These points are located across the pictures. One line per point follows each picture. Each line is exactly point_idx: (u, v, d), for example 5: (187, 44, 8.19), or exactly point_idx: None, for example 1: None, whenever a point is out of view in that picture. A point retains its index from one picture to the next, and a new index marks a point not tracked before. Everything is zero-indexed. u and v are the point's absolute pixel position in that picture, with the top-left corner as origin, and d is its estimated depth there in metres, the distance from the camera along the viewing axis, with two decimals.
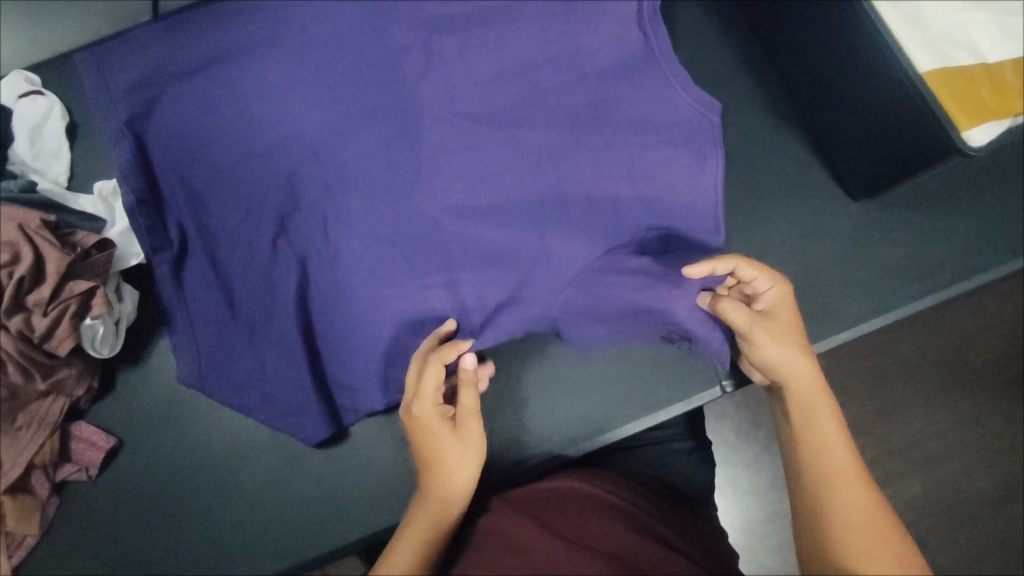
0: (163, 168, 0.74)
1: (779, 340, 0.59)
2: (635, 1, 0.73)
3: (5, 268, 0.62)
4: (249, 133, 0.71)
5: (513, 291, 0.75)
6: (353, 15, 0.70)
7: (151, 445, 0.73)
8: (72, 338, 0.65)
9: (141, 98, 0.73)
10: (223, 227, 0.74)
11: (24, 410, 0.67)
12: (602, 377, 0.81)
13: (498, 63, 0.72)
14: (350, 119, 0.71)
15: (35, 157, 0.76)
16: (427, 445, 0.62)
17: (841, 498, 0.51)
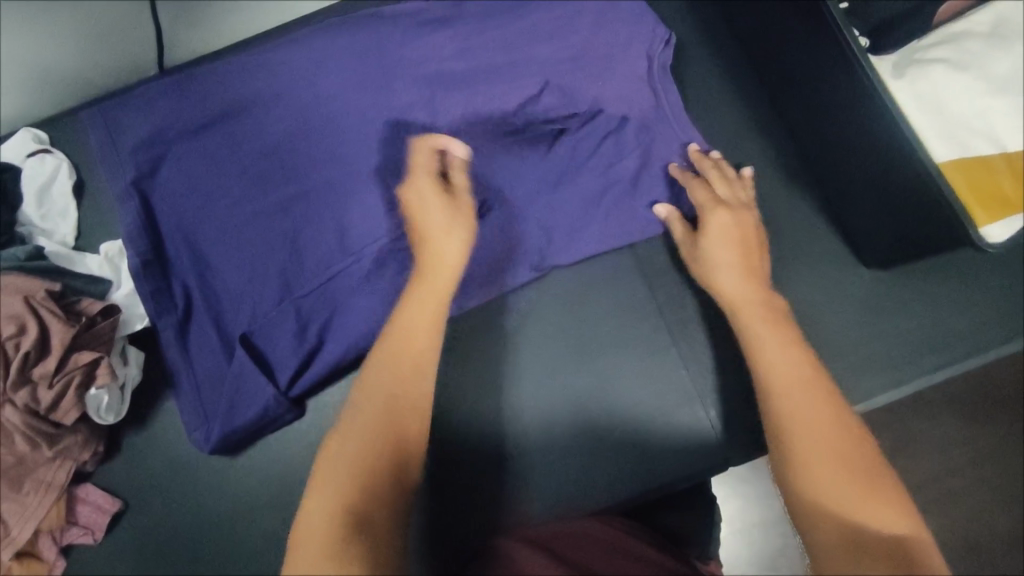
0: (168, 228, 0.73)
1: (720, 243, 0.65)
2: (642, 61, 0.74)
3: (11, 339, 0.63)
4: (256, 191, 0.72)
5: (514, 350, 0.73)
6: (359, 73, 0.72)
7: (156, 509, 0.73)
8: (76, 409, 0.65)
9: (146, 158, 0.73)
10: (226, 287, 0.72)
11: (31, 476, 0.67)
12: (616, 444, 0.70)
13: (501, 125, 0.73)
14: (355, 176, 0.70)
15: (43, 217, 0.75)
16: (416, 220, 0.61)
17: (792, 394, 0.52)
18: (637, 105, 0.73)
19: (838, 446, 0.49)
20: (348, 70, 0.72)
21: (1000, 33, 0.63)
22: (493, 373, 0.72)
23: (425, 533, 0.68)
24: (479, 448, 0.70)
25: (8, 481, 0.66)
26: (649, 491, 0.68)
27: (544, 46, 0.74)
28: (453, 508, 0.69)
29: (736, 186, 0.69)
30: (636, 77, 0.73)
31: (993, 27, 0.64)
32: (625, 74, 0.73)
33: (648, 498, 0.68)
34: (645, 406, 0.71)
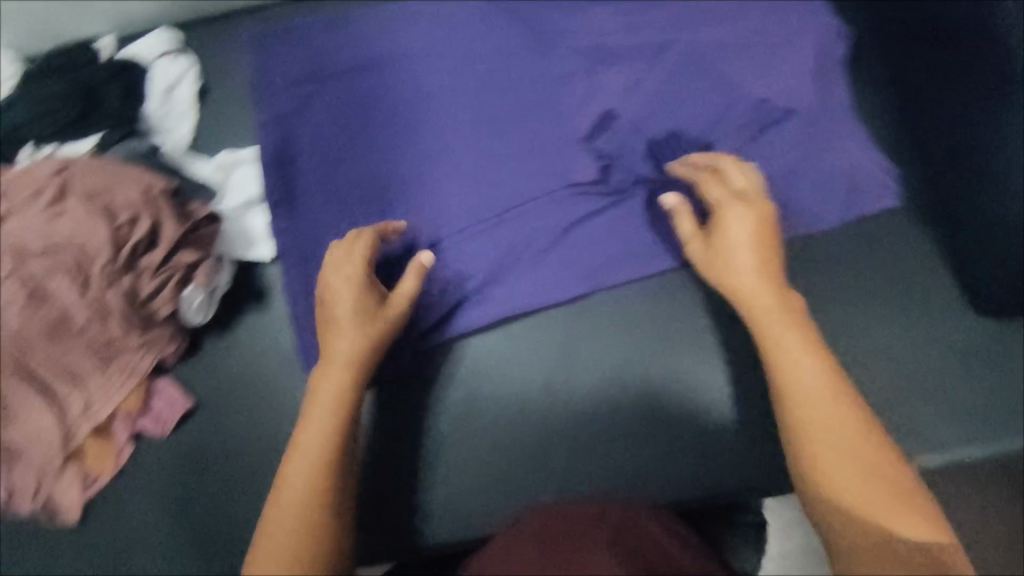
0: (316, 141, 0.77)
1: (739, 240, 0.60)
2: (810, 55, 0.75)
3: (124, 227, 0.65)
4: (416, 117, 0.77)
5: (614, 319, 0.72)
6: (525, 37, 0.78)
7: (223, 415, 0.75)
8: (171, 304, 0.68)
9: (310, 77, 0.79)
10: (361, 204, 0.75)
11: (116, 360, 0.69)
12: (677, 437, 0.68)
13: (655, 101, 0.75)
14: (509, 119, 0.76)
15: (164, 115, 0.77)
16: (331, 312, 0.63)
17: (817, 412, 0.51)
18: (804, 100, 0.74)
19: (868, 462, 0.49)
20: (515, 37, 0.78)
21: None
22: (569, 346, 0.72)
23: (473, 483, 0.70)
24: (541, 419, 0.71)
25: (98, 358, 0.68)
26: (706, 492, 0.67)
27: (709, 30, 0.76)
28: (508, 467, 0.70)
29: (748, 177, 0.64)
30: (804, 70, 0.74)
31: None
32: (792, 67, 0.75)
33: (698, 495, 0.68)
34: (716, 407, 0.69)
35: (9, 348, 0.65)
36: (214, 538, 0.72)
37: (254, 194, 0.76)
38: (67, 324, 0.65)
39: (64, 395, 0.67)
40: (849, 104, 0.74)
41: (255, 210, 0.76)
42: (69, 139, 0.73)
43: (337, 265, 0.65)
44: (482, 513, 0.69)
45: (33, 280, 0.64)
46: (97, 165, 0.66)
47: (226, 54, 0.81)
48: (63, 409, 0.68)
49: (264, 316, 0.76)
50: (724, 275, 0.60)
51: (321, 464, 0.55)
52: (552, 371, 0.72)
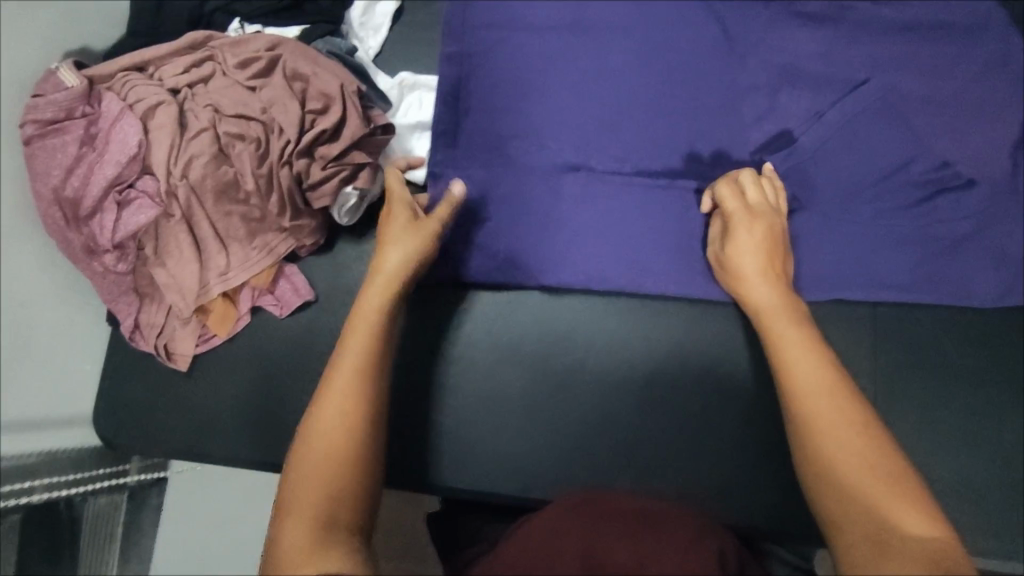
0: (497, 85, 0.79)
1: (750, 244, 0.67)
2: (1011, 134, 0.73)
3: (312, 114, 0.69)
4: (599, 88, 0.78)
5: (727, 333, 0.75)
6: (726, 37, 0.78)
7: (340, 315, 0.78)
8: (329, 198, 0.70)
9: (506, 24, 0.80)
10: (524, 157, 0.77)
11: (262, 236, 0.72)
12: (772, 461, 0.72)
13: (840, 134, 0.74)
14: (690, 117, 0.77)
15: (361, 26, 0.80)
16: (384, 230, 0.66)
17: (809, 398, 0.55)
18: (992, 173, 0.72)
19: (857, 453, 0.51)
20: (712, 34, 0.78)
21: None
22: (685, 346, 0.75)
23: (555, 450, 0.73)
24: (643, 405, 0.74)
25: (246, 230, 0.71)
26: (767, 520, 0.71)
27: (910, 77, 0.75)
28: (599, 443, 0.73)
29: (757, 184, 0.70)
30: (1000, 148, 0.73)
31: None
32: (989, 137, 0.73)
33: (778, 523, 0.71)
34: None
35: (182, 195, 0.68)
36: None
37: (424, 120, 0.79)
38: (237, 188, 0.70)
39: (211, 253, 0.71)
40: None
41: (421, 134, 0.80)
42: (274, 24, 0.78)
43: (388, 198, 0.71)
44: (565, 474, 0.73)
45: (222, 139, 0.69)
46: (304, 50, 0.70)
47: None
48: (206, 266, 0.71)
49: None
50: (740, 287, 0.66)
51: (351, 420, 0.53)
52: (668, 364, 0.75)
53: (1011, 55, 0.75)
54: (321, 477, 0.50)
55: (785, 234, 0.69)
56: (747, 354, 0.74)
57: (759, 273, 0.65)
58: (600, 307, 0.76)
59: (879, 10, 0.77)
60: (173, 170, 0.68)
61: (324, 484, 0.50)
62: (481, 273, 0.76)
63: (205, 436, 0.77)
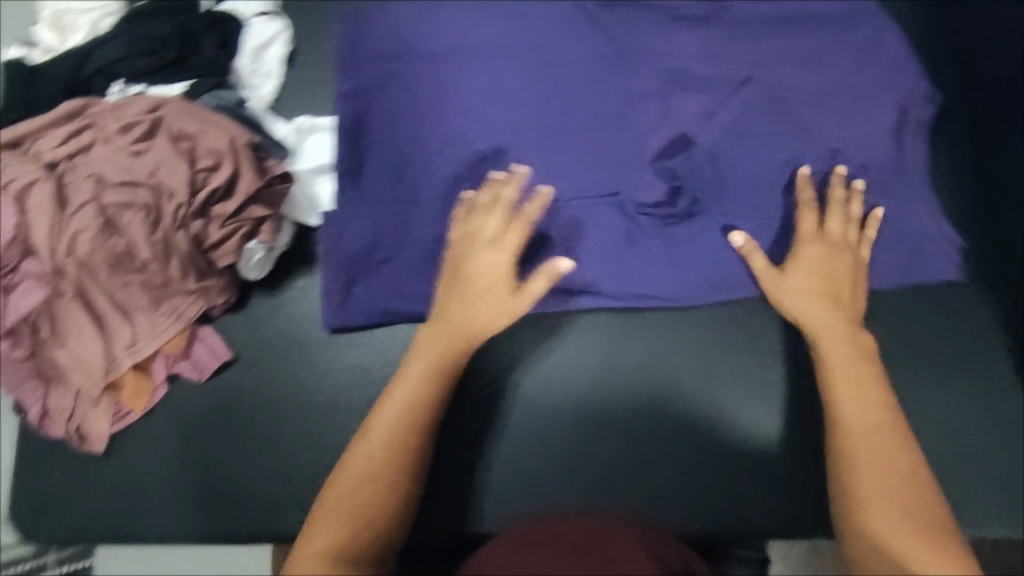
0: (393, 121, 0.78)
1: (812, 267, 0.68)
2: (894, 115, 0.76)
3: (203, 172, 0.66)
4: (495, 113, 0.78)
5: (650, 338, 0.75)
6: (611, 50, 0.79)
7: (263, 371, 0.76)
8: (232, 256, 0.69)
9: (394, 59, 0.80)
10: (428, 189, 0.76)
11: (167, 301, 0.70)
12: (710, 462, 0.72)
13: (733, 133, 0.76)
14: (588, 131, 0.77)
15: (252, 74, 0.78)
16: (468, 285, 0.68)
17: (852, 420, 0.58)
18: (880, 156, 0.75)
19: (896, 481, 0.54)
20: (601, 47, 0.79)
21: None
22: (647, 376, 0.74)
23: (519, 476, 0.72)
24: (588, 432, 0.74)
25: (149, 298, 0.69)
26: (716, 521, 0.70)
27: (794, 72, 0.77)
28: (540, 468, 0.73)
29: (851, 226, 0.70)
30: (885, 129, 0.76)
31: None
32: (872, 119, 0.76)
33: (724, 525, 0.70)
34: (752, 442, 0.72)
35: (72, 272, 0.66)
36: (238, 489, 0.73)
37: (326, 162, 0.79)
38: (132, 257, 0.67)
39: (114, 326, 0.68)
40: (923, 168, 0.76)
41: (325, 177, 0.79)
42: (159, 82, 0.75)
43: (485, 242, 0.70)
44: (507, 504, 0.72)
45: (108, 211, 0.65)
46: (188, 108, 0.68)
47: (316, 24, 0.83)
48: (110, 340, 0.68)
49: (315, 281, 0.78)
50: (783, 306, 0.67)
51: (391, 453, 0.60)
52: (597, 376, 0.75)
53: (885, 37, 0.78)
54: (357, 506, 0.57)
55: (859, 268, 0.69)
56: (674, 358, 0.75)
57: (826, 305, 0.65)
58: (524, 328, 0.76)
59: (758, 9, 0.80)
60: (59, 249, 0.65)
61: (356, 517, 0.56)
62: (398, 307, 0.75)
63: (133, 516, 0.73)
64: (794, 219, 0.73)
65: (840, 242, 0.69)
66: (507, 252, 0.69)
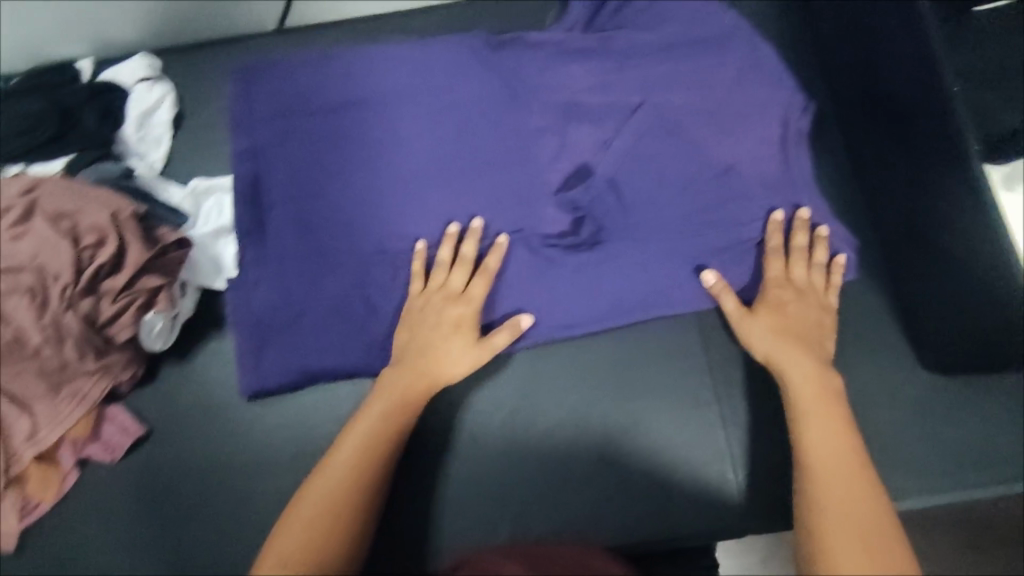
0: (286, 185, 0.77)
1: (772, 308, 0.70)
2: (778, 125, 0.78)
3: (88, 250, 0.65)
4: (389, 169, 0.78)
5: (567, 365, 0.76)
6: (498, 91, 0.79)
7: (178, 442, 0.74)
8: (131, 329, 0.67)
9: (281, 122, 0.79)
10: (330, 249, 0.76)
11: (68, 385, 0.67)
12: (630, 473, 0.73)
13: (625, 159, 0.78)
14: (483, 173, 0.78)
15: (139, 140, 0.78)
16: (433, 341, 0.70)
17: (819, 462, 0.59)
18: (767, 165, 0.77)
19: (861, 527, 0.53)
20: (489, 86, 0.79)
21: None
22: (579, 410, 0.75)
23: (478, 513, 0.73)
24: (518, 465, 0.74)
25: (47, 384, 0.67)
26: (644, 530, 0.72)
27: (679, 93, 0.79)
28: (471, 505, 0.73)
29: (816, 271, 0.72)
30: (771, 140, 0.78)
31: None
32: (756, 129, 0.78)
33: (648, 532, 0.72)
34: (679, 450, 0.74)
35: None
36: (167, 566, 0.71)
37: (226, 223, 0.77)
38: (23, 344, 0.65)
39: (13, 417, 0.66)
40: (811, 173, 0.78)
41: (226, 239, 0.77)
42: (40, 159, 0.74)
43: (450, 296, 0.72)
44: (441, 545, 0.72)
45: None
46: (66, 187, 0.66)
47: (206, 84, 0.83)
48: (10, 434, 0.66)
49: (224, 343, 0.77)
50: (748, 339, 0.69)
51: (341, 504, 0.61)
52: (519, 407, 0.75)
53: (756, 44, 0.80)
54: (301, 552, 0.57)
55: (829, 312, 0.71)
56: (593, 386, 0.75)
57: (789, 342, 0.67)
58: None
59: (639, 37, 0.81)
60: None
61: (302, 560, 0.56)
62: (310, 364, 0.74)
63: None
64: (686, 234, 0.76)
65: (807, 287, 0.71)
66: (471, 303, 0.72)
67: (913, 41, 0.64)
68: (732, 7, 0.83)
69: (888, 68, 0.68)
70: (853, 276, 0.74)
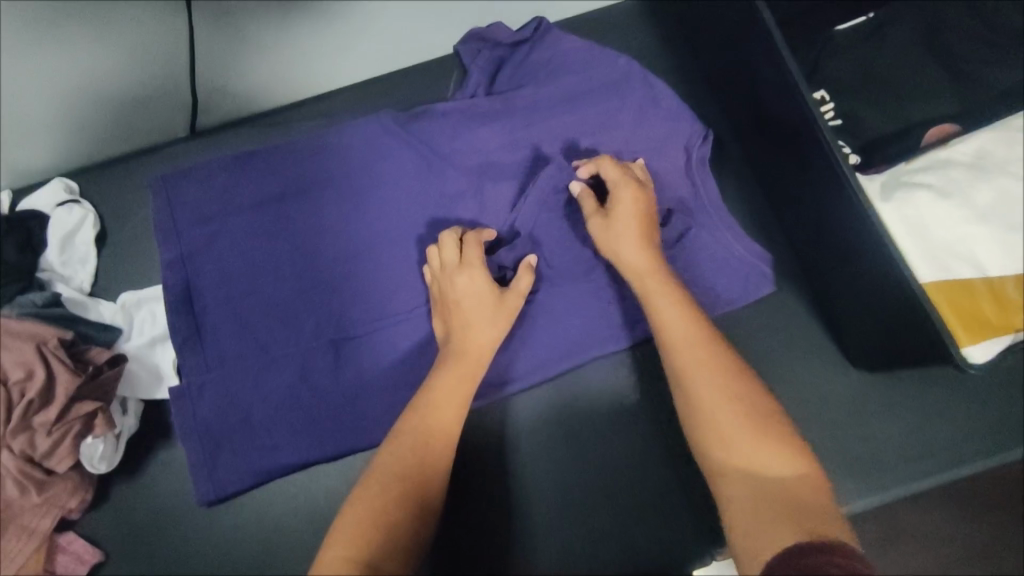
0: (217, 286, 0.78)
1: (623, 222, 0.72)
2: (683, 155, 0.81)
3: (18, 384, 0.65)
4: (319, 257, 0.79)
5: (514, 418, 0.79)
6: (412, 163, 0.81)
7: (139, 560, 0.73)
8: (71, 457, 0.67)
9: (204, 224, 0.80)
10: (267, 344, 0.77)
11: (15, 523, 0.67)
12: (596, 510, 0.76)
13: (545, 210, 0.80)
14: (408, 245, 0.80)
15: (64, 264, 0.79)
16: (461, 307, 0.72)
17: (682, 360, 0.62)
18: (678, 195, 0.79)
19: (733, 411, 0.59)
20: (403, 160, 0.81)
21: (983, 162, 0.65)
22: (565, 441, 0.78)
23: (485, 548, 0.75)
24: (489, 523, 0.75)
25: None
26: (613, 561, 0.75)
27: (585, 138, 0.82)
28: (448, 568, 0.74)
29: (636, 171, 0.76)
30: (678, 170, 0.80)
31: (975, 158, 0.65)
32: (663, 160, 0.81)
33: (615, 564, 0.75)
34: (632, 475, 0.77)
35: None
36: None
37: (159, 332, 0.77)
38: None
39: None
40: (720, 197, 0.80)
41: (163, 346, 0.77)
42: None
43: (455, 268, 0.73)
44: None
45: None
46: None
47: (126, 197, 0.84)
48: None
49: (174, 451, 0.76)
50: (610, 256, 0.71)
51: (381, 519, 0.58)
52: (476, 467, 0.77)
53: (649, 78, 0.83)
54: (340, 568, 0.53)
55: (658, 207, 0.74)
56: (545, 433, 0.78)
57: (637, 249, 0.71)
58: None
59: (540, 91, 0.82)
60: None
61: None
62: (264, 462, 0.74)
63: None
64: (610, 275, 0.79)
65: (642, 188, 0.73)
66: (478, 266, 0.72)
67: (777, 70, 0.68)
68: (623, 50, 0.87)
69: (770, 93, 0.71)
70: (770, 289, 0.77)
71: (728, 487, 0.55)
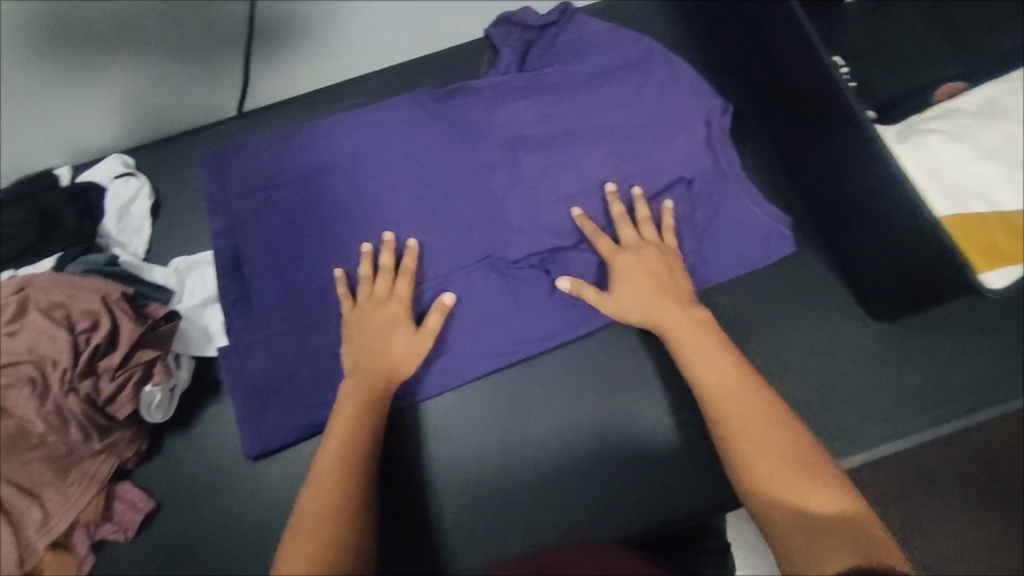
0: (263, 251, 0.83)
1: (638, 277, 0.72)
2: (703, 123, 0.84)
3: (84, 333, 0.69)
4: (358, 224, 0.84)
5: (545, 375, 0.82)
6: (446, 136, 0.86)
7: (189, 509, 0.77)
8: (130, 404, 0.70)
9: (252, 195, 0.85)
10: (311, 304, 0.81)
11: (76, 468, 0.70)
12: (628, 463, 0.78)
13: (575, 176, 0.84)
14: (443, 212, 0.84)
15: (120, 231, 0.84)
16: (370, 333, 0.74)
17: (720, 412, 0.62)
18: (702, 160, 0.83)
19: (778, 449, 0.59)
20: (437, 134, 0.86)
21: (991, 110, 0.69)
22: (594, 398, 0.81)
23: (521, 497, 0.78)
24: (525, 475, 0.79)
25: (56, 470, 0.69)
26: (649, 513, 0.76)
27: (610, 110, 0.86)
28: (487, 518, 0.77)
29: (645, 228, 0.77)
30: (700, 138, 0.84)
31: (983, 105, 0.69)
32: (687, 128, 0.84)
33: (651, 515, 0.76)
34: (662, 428, 0.79)
35: None
36: None
37: (210, 294, 0.82)
38: (27, 436, 0.68)
39: (23, 509, 0.68)
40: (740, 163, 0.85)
41: (213, 307, 0.82)
42: (26, 263, 0.78)
43: (380, 300, 0.76)
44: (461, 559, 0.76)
45: None
46: (57, 279, 0.71)
47: (179, 174, 0.90)
48: (20, 525, 0.68)
49: (223, 406, 0.80)
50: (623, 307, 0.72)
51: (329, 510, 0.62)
52: (511, 421, 0.81)
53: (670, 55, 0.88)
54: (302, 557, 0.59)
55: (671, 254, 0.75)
56: (576, 389, 0.81)
57: (654, 300, 0.70)
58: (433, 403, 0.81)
59: (567, 69, 0.87)
60: None
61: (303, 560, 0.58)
62: (308, 416, 0.77)
63: None
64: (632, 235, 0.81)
65: (647, 244, 0.75)
66: (401, 301, 0.76)
67: (794, 38, 0.73)
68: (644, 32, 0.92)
69: (786, 60, 0.76)
70: (791, 248, 0.80)
71: (777, 523, 0.55)
